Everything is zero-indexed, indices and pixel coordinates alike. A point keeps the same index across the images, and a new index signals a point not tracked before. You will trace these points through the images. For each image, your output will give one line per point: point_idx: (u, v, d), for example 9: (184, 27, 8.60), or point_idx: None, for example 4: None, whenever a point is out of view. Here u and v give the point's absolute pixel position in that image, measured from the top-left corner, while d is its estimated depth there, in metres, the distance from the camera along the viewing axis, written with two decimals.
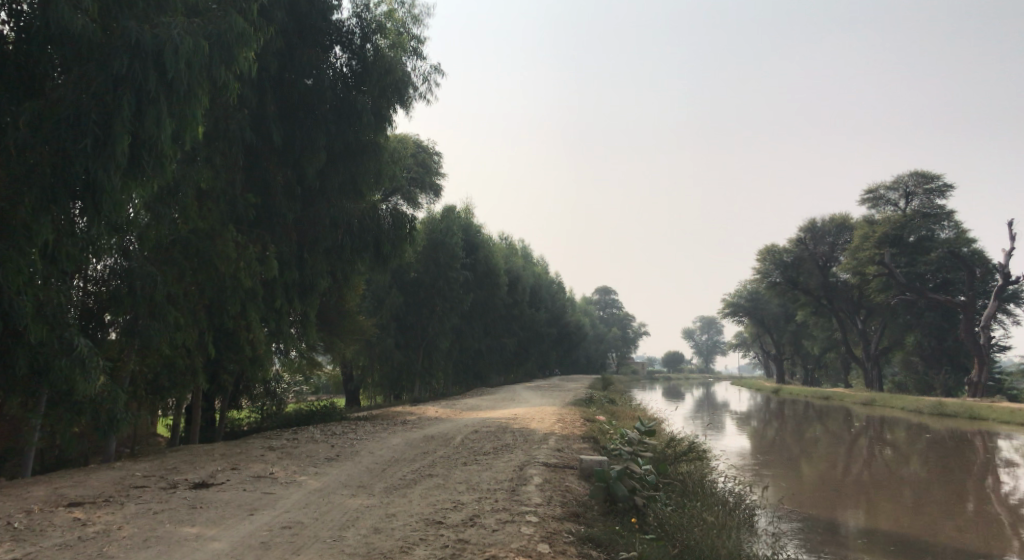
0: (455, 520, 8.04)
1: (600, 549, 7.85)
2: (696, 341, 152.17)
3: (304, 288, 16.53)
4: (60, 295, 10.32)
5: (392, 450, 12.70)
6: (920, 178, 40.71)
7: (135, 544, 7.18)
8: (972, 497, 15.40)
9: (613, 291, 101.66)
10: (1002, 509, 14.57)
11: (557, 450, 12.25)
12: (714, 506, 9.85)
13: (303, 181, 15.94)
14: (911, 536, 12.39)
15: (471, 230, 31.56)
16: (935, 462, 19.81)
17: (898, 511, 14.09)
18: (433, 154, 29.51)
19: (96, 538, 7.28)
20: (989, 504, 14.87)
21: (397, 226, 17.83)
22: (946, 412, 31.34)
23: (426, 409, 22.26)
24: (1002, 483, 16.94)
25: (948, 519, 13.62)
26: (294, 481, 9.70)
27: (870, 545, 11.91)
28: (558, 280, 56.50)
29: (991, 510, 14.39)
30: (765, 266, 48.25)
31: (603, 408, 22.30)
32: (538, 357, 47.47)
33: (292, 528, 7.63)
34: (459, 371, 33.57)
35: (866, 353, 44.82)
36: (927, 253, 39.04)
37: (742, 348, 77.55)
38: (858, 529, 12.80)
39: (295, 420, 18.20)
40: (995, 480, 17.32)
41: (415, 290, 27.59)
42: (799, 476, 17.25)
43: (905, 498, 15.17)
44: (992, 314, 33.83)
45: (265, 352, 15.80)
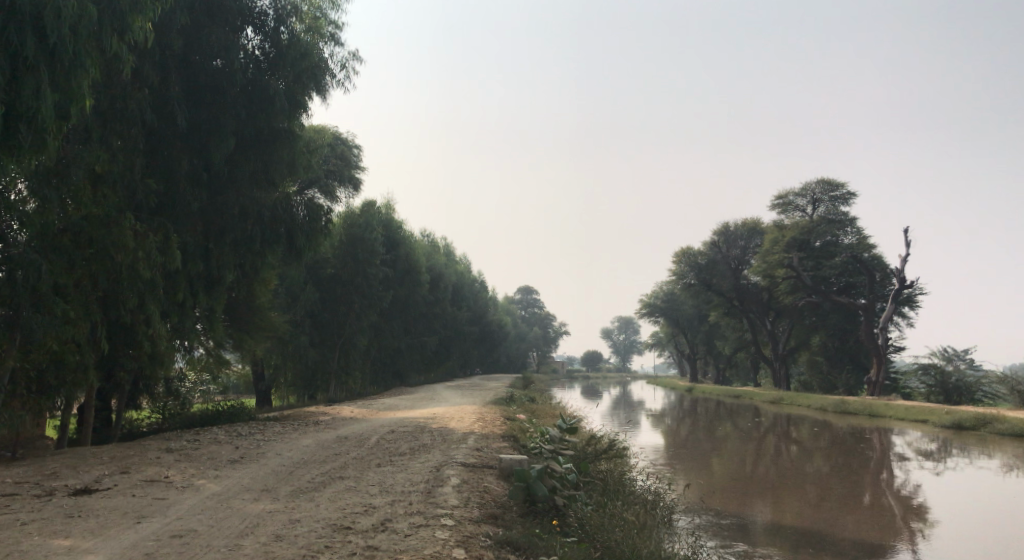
0: (365, 525, 7.54)
1: (518, 553, 7.49)
2: (614, 341, 154.07)
3: (210, 281, 15.63)
4: None
5: (302, 451, 12.05)
6: (826, 186, 42.11)
7: None
8: (869, 490, 15.81)
9: (535, 291, 101.86)
10: (895, 500, 15.02)
11: (476, 450, 11.86)
12: (635, 505, 9.63)
13: (210, 168, 15.04)
14: (812, 529, 12.54)
15: (391, 225, 30.85)
16: (837, 457, 20.32)
17: (802, 505, 14.27)
18: (352, 147, 28.63)
19: None
20: (884, 496, 15.25)
21: (312, 217, 17.10)
22: (848, 409, 32.45)
23: (341, 410, 21.55)
24: (896, 477, 17.46)
25: (848, 512, 13.86)
26: (191, 485, 8.98)
27: (774, 538, 12.02)
28: (480, 279, 56.05)
29: (885, 501, 14.80)
30: (680, 268, 49.16)
31: (521, 406, 22.07)
32: (458, 356, 46.91)
33: (183, 538, 6.98)
34: (376, 369, 32.74)
35: (775, 353, 46.07)
36: (831, 257, 40.17)
37: (657, 348, 78.80)
38: (764, 523, 12.88)
39: (200, 420, 17.21)
40: (889, 473, 17.86)
41: (331, 287, 26.66)
42: (709, 472, 17.38)
43: (808, 492, 15.43)
44: (889, 316, 35.13)
45: (166, 349, 14.84)
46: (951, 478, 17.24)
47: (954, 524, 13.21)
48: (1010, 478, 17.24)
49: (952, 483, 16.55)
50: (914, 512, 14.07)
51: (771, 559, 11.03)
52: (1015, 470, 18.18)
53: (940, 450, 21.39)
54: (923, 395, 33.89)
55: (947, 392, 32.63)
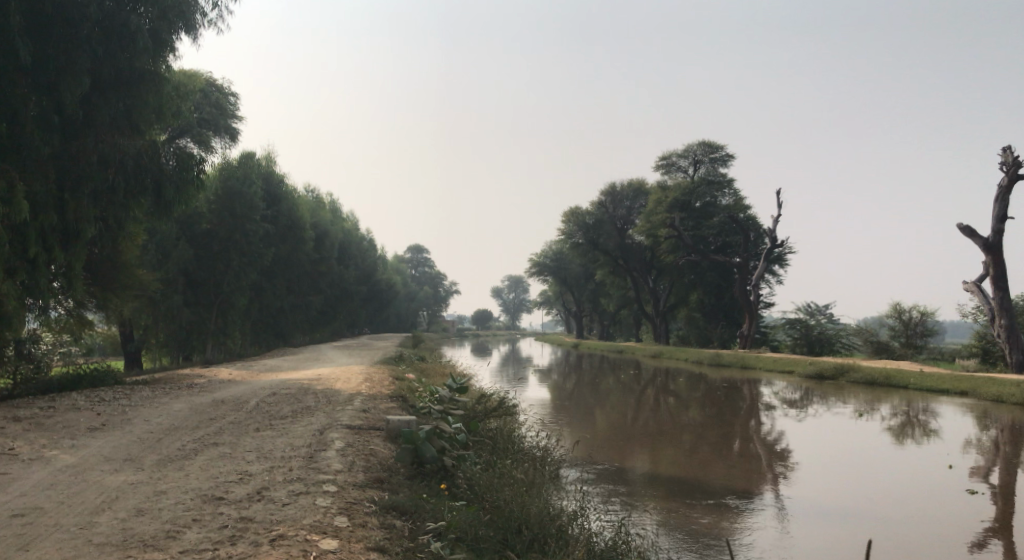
0: (239, 495, 7.02)
1: (405, 517, 7.19)
2: (502, 299, 155.08)
3: (66, 235, 14.35)
4: None
5: (173, 416, 11.25)
6: (706, 148, 43.16)
7: None
8: (739, 437, 16.46)
9: (424, 249, 100.62)
10: (762, 446, 15.69)
11: (362, 411, 11.41)
12: (525, 463, 9.52)
13: (62, 110, 13.68)
14: (686, 477, 12.88)
15: (271, 179, 29.44)
16: (710, 407, 21.09)
17: (678, 453, 14.66)
18: (229, 95, 26.90)
19: None
20: (751, 443, 15.92)
21: (182, 167, 15.87)
22: (722, 362, 33.83)
23: (218, 371, 20.58)
24: (763, 424, 18.25)
25: (719, 458, 14.38)
26: (41, 458, 8.15)
27: (650, 485, 12.28)
28: (369, 237, 54.73)
29: (753, 448, 15.44)
30: (568, 227, 49.63)
31: (409, 365, 21.72)
32: (345, 315, 45.83)
33: (26, 517, 6.29)
34: (257, 329, 31.45)
35: (656, 310, 47.44)
36: (710, 218, 41.44)
37: (546, 306, 79.82)
38: (641, 471, 13.14)
39: (58, 385, 15.94)
40: (757, 421, 18.69)
41: (207, 244, 25.15)
42: (591, 425, 17.63)
43: (683, 441, 15.92)
44: (762, 274, 36.60)
45: (16, 308, 13.54)
46: (812, 424, 18.19)
47: (815, 466, 13.92)
48: (864, 422, 18.38)
49: (811, 429, 17.45)
50: (778, 456, 14.75)
51: (650, 506, 11.24)
52: (867, 415, 19.40)
53: (803, 399, 22.58)
54: (790, 346, 35.27)
55: (810, 344, 34.34)
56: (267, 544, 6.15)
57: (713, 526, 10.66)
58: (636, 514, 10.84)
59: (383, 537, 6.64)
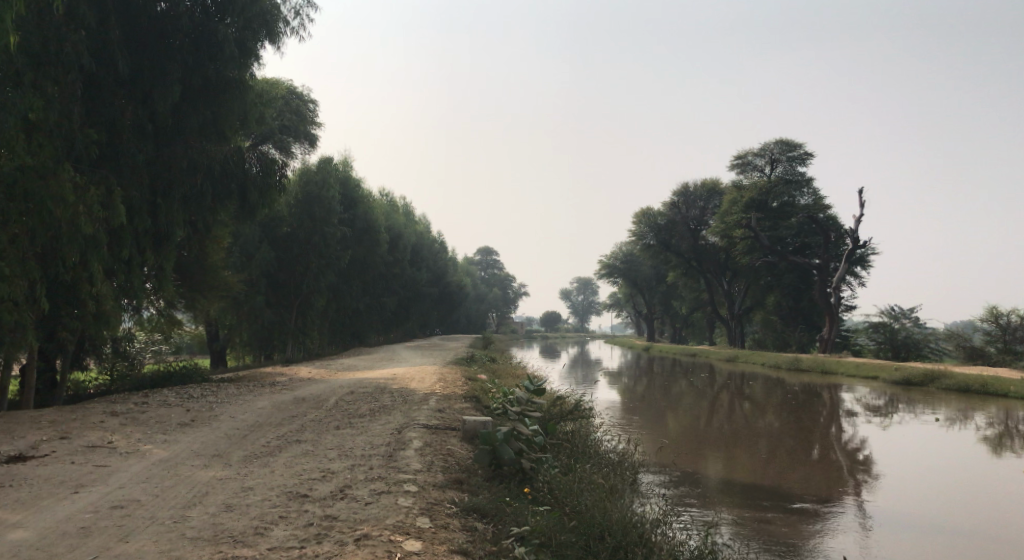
0: (323, 492, 7.14)
1: (485, 520, 7.18)
2: (572, 301, 154.59)
3: (158, 238, 14.90)
4: None
5: (257, 413, 11.56)
6: (784, 146, 41.70)
7: None
8: (819, 444, 15.93)
9: (494, 251, 101.07)
10: (843, 453, 15.15)
11: (438, 411, 11.47)
12: (603, 467, 9.41)
13: (155, 118, 14.23)
14: (766, 483, 12.52)
15: (348, 183, 29.99)
16: (788, 413, 20.49)
17: (755, 459, 14.29)
18: (308, 101, 27.54)
19: None
20: (832, 450, 15.37)
21: (266, 172, 16.34)
22: (802, 366, 32.87)
23: (298, 370, 21.11)
24: (845, 431, 17.62)
25: (799, 465, 13.94)
26: (136, 451, 8.47)
27: (729, 491, 11.98)
28: (440, 239, 55.25)
29: (834, 455, 14.94)
30: (640, 228, 49.10)
31: (482, 367, 21.77)
32: (418, 317, 46.36)
33: (124, 509, 6.52)
34: (334, 330, 32.11)
35: (731, 313, 46.51)
36: (788, 218, 40.34)
37: (616, 308, 79.08)
38: (717, 477, 12.83)
39: (150, 381, 16.63)
40: (839, 428, 18.06)
41: (287, 246, 25.79)
42: (665, 429, 17.34)
43: (760, 447, 15.50)
44: (843, 276, 35.41)
45: (113, 309, 14.16)
46: (898, 432, 17.46)
47: (901, 476, 13.36)
48: (955, 431, 17.55)
49: (897, 437, 16.75)
50: (862, 464, 14.21)
51: (729, 513, 10.95)
52: (960, 424, 18.51)
53: (888, 406, 21.71)
54: (873, 351, 34.32)
55: (895, 348, 33.09)
56: (352, 544, 6.21)
57: (795, 535, 10.33)
58: (715, 521, 10.58)
59: (465, 541, 6.64)
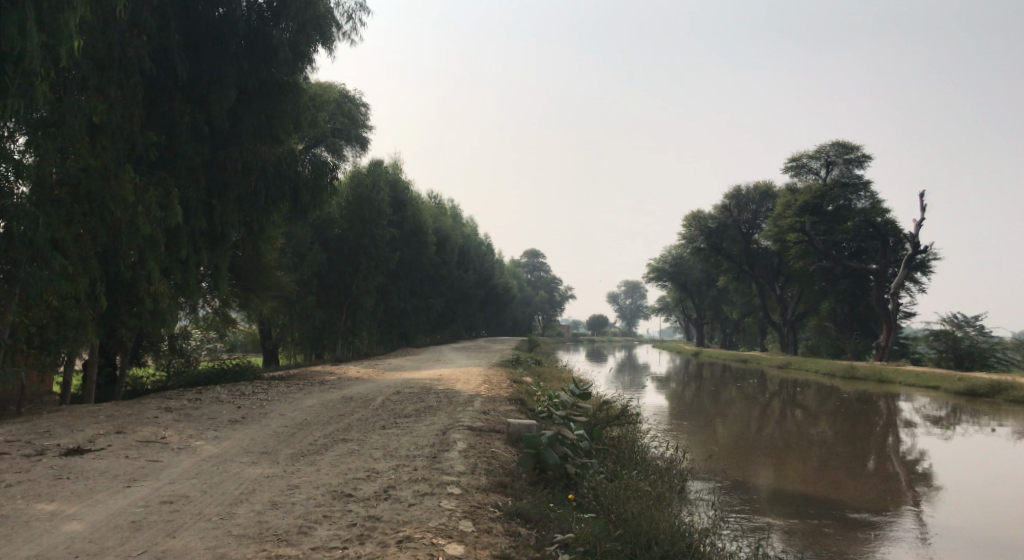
0: (367, 492, 7.18)
1: (528, 525, 7.13)
2: (620, 305, 153.70)
3: (214, 238, 15.22)
4: None
5: (305, 411, 11.72)
6: (840, 149, 40.75)
7: None
8: (875, 455, 15.49)
9: (542, 254, 101.07)
10: (900, 465, 14.70)
11: (483, 413, 11.47)
12: (649, 474, 9.28)
13: (212, 121, 14.54)
14: (818, 494, 12.20)
15: (397, 185, 30.24)
16: (842, 422, 19.99)
17: (806, 469, 13.96)
18: (359, 105, 27.83)
19: None
20: (889, 461, 14.92)
21: (317, 174, 16.44)
22: (857, 374, 32.08)
23: (346, 369, 21.36)
24: (902, 442, 17.11)
25: (853, 476, 13.58)
26: (188, 447, 8.64)
27: (780, 502, 11.72)
28: (488, 241, 55.44)
29: (890, 466, 14.50)
30: (690, 231, 48.52)
31: (529, 369, 21.73)
32: (464, 318, 46.58)
33: (173, 504, 6.65)
34: (382, 330, 32.45)
35: (783, 318, 45.64)
36: (844, 222, 39.40)
37: (664, 312, 78.32)
38: (768, 486, 12.56)
39: (204, 378, 17.02)
40: (895, 438, 17.53)
41: (338, 247, 26.13)
42: (713, 436, 17.08)
43: (812, 456, 15.15)
44: (902, 282, 34.43)
45: (169, 307, 14.51)
46: (960, 444, 16.87)
47: (962, 490, 12.90)
48: (1019, 444, 16.89)
49: (958, 449, 16.18)
50: (920, 477, 13.77)
51: (780, 524, 10.72)
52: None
53: (949, 417, 21.00)
54: (933, 360, 33.32)
55: (957, 357, 32.04)
56: (394, 545, 6.23)
57: (849, 549, 10.04)
58: (765, 531, 10.36)
59: (508, 546, 6.60)
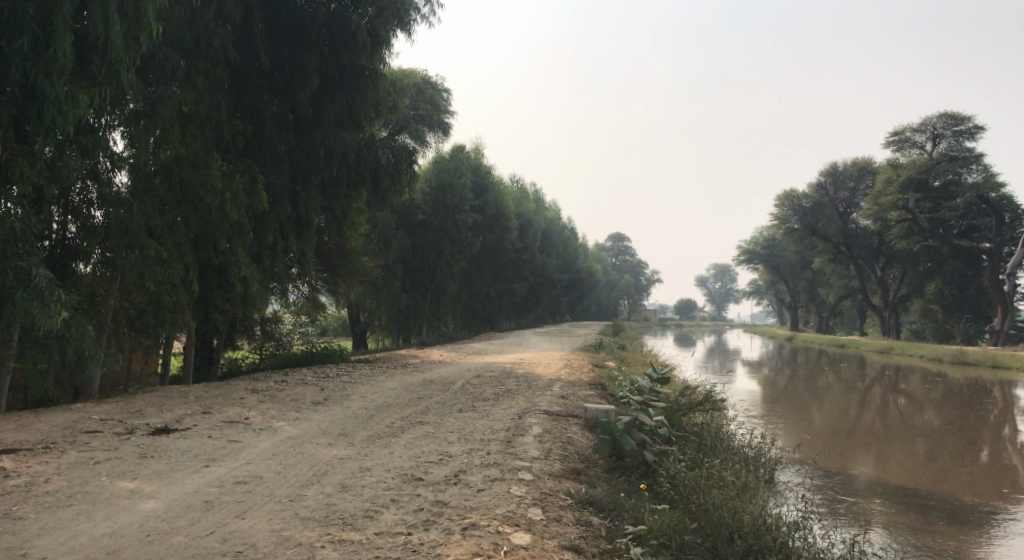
0: (437, 477, 7.10)
1: (602, 514, 6.92)
2: (709, 289, 150.62)
3: (299, 224, 15.48)
4: (29, 221, 9.38)
5: (386, 394, 11.80)
6: (949, 120, 38.54)
7: (57, 501, 6.35)
8: (986, 446, 14.48)
9: (627, 237, 99.95)
10: (1015, 457, 13.68)
11: (562, 397, 11.28)
12: (733, 463, 8.89)
13: (295, 109, 14.75)
14: (921, 487, 11.48)
15: (480, 170, 30.23)
16: (950, 410, 18.83)
17: (909, 459, 13.19)
18: (443, 91, 27.82)
19: (14, 494, 6.44)
20: (1004, 453, 13.95)
21: (398, 160, 16.46)
22: (966, 360, 30.29)
23: (431, 353, 21.52)
24: (1017, 433, 15.95)
25: (960, 468, 12.73)
26: (269, 428, 8.78)
27: (878, 494, 11.08)
28: (572, 226, 55.10)
29: (1003, 458, 13.52)
30: (783, 212, 46.88)
31: (614, 353, 21.36)
32: (548, 303, 46.45)
33: (246, 485, 6.73)
34: (468, 315, 32.69)
35: (884, 301, 43.59)
36: (952, 199, 37.15)
37: (756, 296, 76.23)
38: (867, 478, 11.89)
39: (294, 361, 17.44)
40: (1010, 429, 16.32)
41: (422, 232, 26.33)
42: (808, 424, 16.37)
43: (916, 447, 14.28)
44: (1018, 262, 32.18)
45: (259, 291, 14.87)
46: None
47: None
48: None
49: None
50: None
51: (877, 517, 10.12)
52: None
53: None
54: None
55: None
56: (459, 532, 6.13)
57: (955, 547, 9.36)
58: (862, 524, 9.78)
59: (577, 535, 6.41)
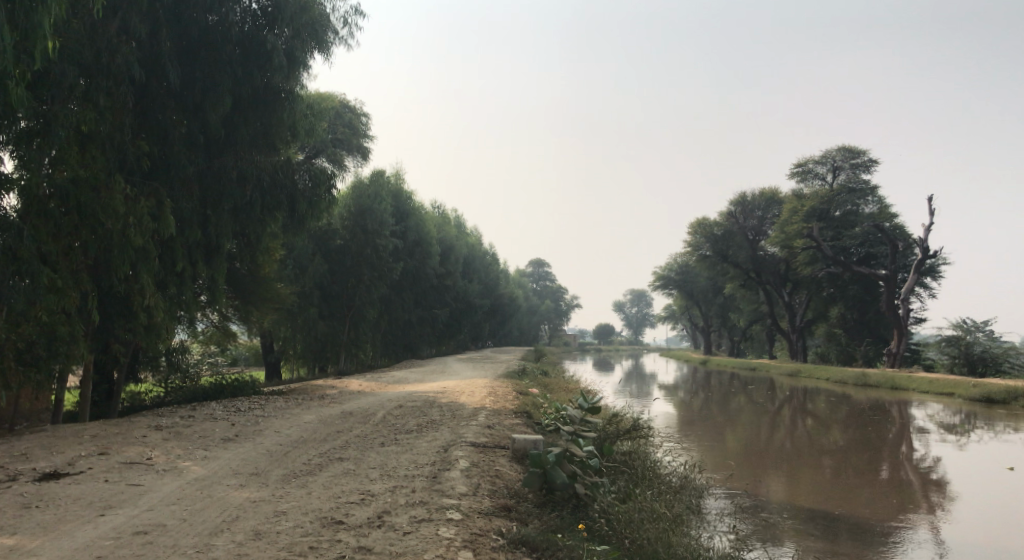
0: (359, 519, 6.68)
1: (534, 554, 6.63)
2: (625, 314, 152.98)
3: (209, 250, 14.75)
4: None
5: (302, 428, 11.22)
6: (847, 154, 40.52)
7: None
8: (886, 463, 14.91)
9: (546, 263, 100.70)
10: (914, 473, 14.13)
11: (487, 428, 10.95)
12: (663, 493, 8.74)
13: (206, 130, 14.09)
14: (830, 506, 11.68)
15: (400, 196, 29.81)
16: (854, 430, 19.40)
17: (818, 478, 13.39)
18: (361, 115, 27.35)
19: None
20: (903, 470, 14.30)
21: (315, 184, 15.94)
22: (869, 382, 31.45)
23: (348, 382, 20.87)
24: (915, 450, 16.50)
25: (865, 484, 13.04)
26: (174, 469, 8.15)
27: (792, 514, 11.19)
28: (492, 251, 54.98)
29: (903, 474, 13.95)
30: (696, 239, 47.97)
31: (533, 380, 21.18)
32: (469, 329, 46.04)
33: (147, 535, 6.17)
34: (386, 342, 32.01)
35: (792, 325, 45.03)
36: (852, 227, 38.85)
37: (670, 321, 77.75)
38: (779, 498, 11.97)
39: (202, 394, 16.55)
40: (909, 446, 16.89)
41: (340, 259, 25.67)
42: (723, 446, 16.54)
43: (824, 465, 14.60)
44: (911, 288, 33.73)
45: (165, 321, 14.05)
46: (975, 452, 16.22)
47: (977, 499, 12.32)
48: None
49: (974, 458, 15.57)
50: (934, 485, 13.18)
51: (791, 538, 10.20)
52: None
53: (964, 424, 20.31)
54: (947, 366, 32.60)
55: (971, 363, 31.20)
56: None
57: None
58: (780, 547, 9.83)
59: None
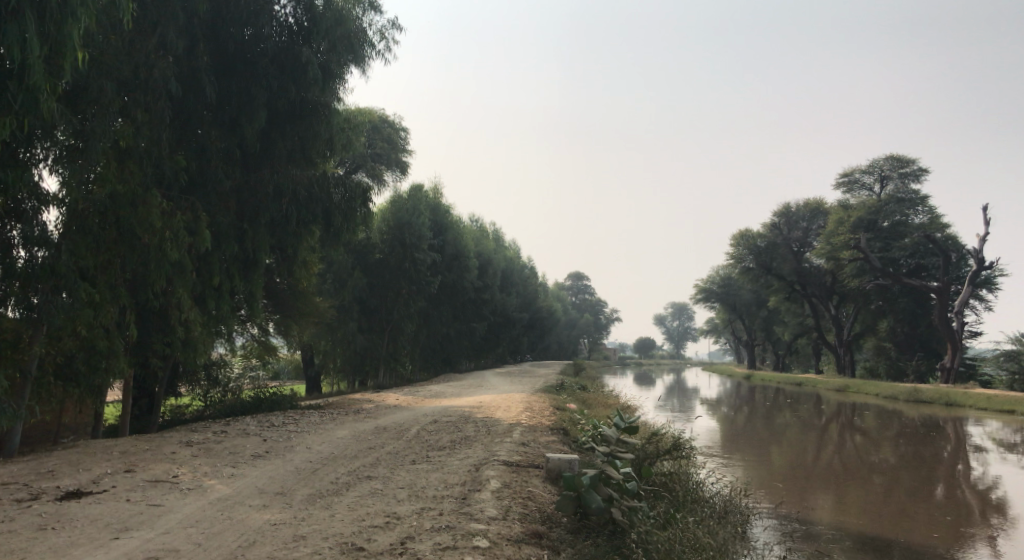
0: (381, 545, 6.37)
1: None
2: (668, 326, 151.44)
3: (245, 264, 14.68)
4: None
5: (335, 445, 10.97)
6: (895, 163, 39.52)
7: None
8: (942, 483, 14.14)
9: (586, 276, 100.19)
10: (972, 494, 13.37)
11: (522, 445, 10.58)
12: (706, 520, 8.28)
13: (242, 145, 14.01)
14: (883, 528, 11.05)
15: (438, 209, 29.69)
16: (906, 448, 18.54)
17: (868, 499, 12.75)
18: (400, 129, 27.34)
19: None
20: (958, 490, 13.57)
21: (350, 198, 15.75)
22: (922, 398, 30.30)
23: (386, 397, 20.63)
24: (973, 470, 15.62)
25: (918, 505, 12.37)
26: (199, 488, 7.96)
27: (841, 537, 10.61)
28: (531, 264, 54.57)
29: (960, 495, 13.22)
30: (739, 251, 47.09)
31: (572, 395, 20.67)
32: (508, 342, 45.65)
33: None
34: (425, 356, 31.84)
35: (839, 339, 43.78)
36: (901, 238, 37.58)
37: (713, 334, 76.51)
38: (826, 521, 11.39)
39: (240, 408, 16.49)
40: (965, 466, 16.01)
41: (379, 272, 25.52)
42: (769, 464, 15.92)
43: (875, 485, 13.90)
44: (966, 300, 32.47)
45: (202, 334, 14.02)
46: None
47: None
48: None
49: None
50: (994, 506, 12.44)
51: None
52: None
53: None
54: (1005, 382, 31.25)
55: None
56: None
57: None
58: None
59: None
